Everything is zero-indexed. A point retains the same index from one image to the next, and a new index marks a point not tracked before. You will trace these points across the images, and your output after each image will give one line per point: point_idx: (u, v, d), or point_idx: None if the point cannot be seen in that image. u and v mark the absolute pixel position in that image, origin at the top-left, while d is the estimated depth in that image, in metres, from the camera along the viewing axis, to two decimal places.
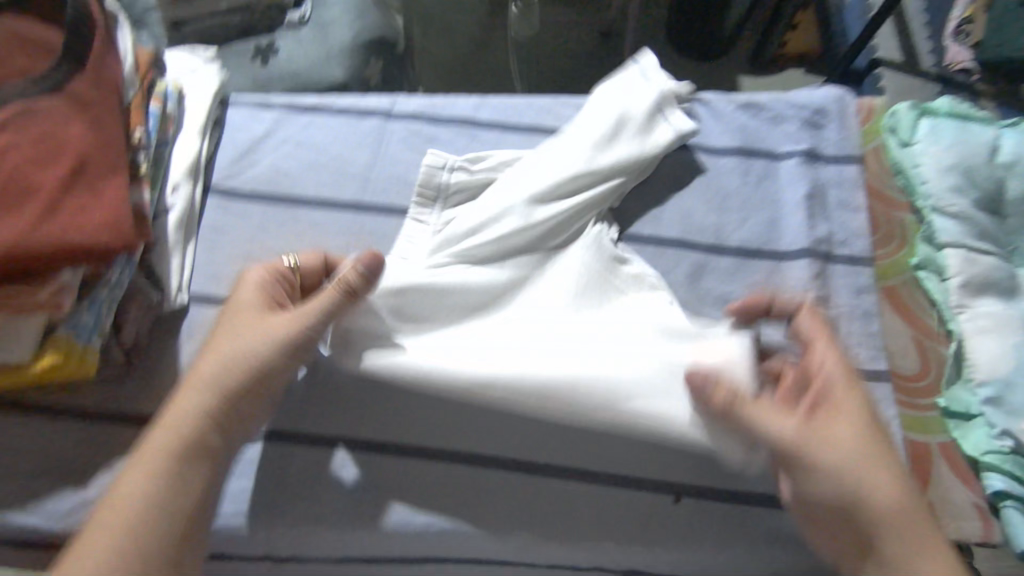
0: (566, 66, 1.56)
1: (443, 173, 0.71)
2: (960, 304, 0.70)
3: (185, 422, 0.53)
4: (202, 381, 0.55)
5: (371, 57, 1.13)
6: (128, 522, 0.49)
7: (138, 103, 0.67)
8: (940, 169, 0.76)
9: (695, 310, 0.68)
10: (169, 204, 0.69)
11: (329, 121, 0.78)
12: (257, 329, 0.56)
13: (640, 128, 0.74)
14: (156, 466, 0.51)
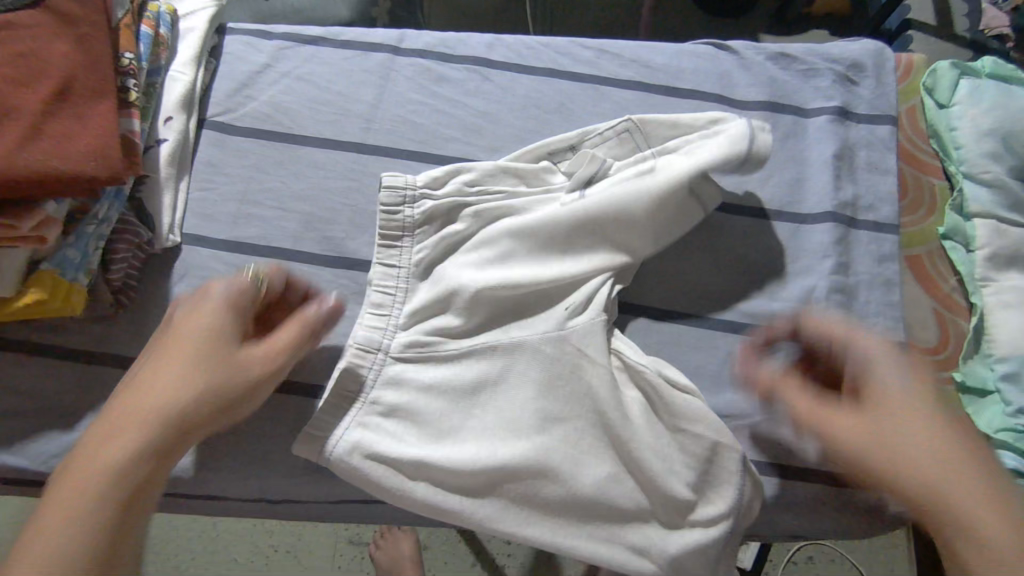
0: (581, 13, 1.49)
1: (406, 206, 0.62)
2: (985, 277, 0.67)
3: (155, 402, 0.46)
4: (183, 359, 0.47)
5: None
6: (105, 475, 0.42)
7: (128, 24, 0.61)
8: (978, 132, 0.71)
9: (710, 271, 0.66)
10: (162, 136, 0.65)
11: (332, 54, 0.74)
12: (238, 340, 0.50)
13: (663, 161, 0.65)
14: (134, 436, 0.44)
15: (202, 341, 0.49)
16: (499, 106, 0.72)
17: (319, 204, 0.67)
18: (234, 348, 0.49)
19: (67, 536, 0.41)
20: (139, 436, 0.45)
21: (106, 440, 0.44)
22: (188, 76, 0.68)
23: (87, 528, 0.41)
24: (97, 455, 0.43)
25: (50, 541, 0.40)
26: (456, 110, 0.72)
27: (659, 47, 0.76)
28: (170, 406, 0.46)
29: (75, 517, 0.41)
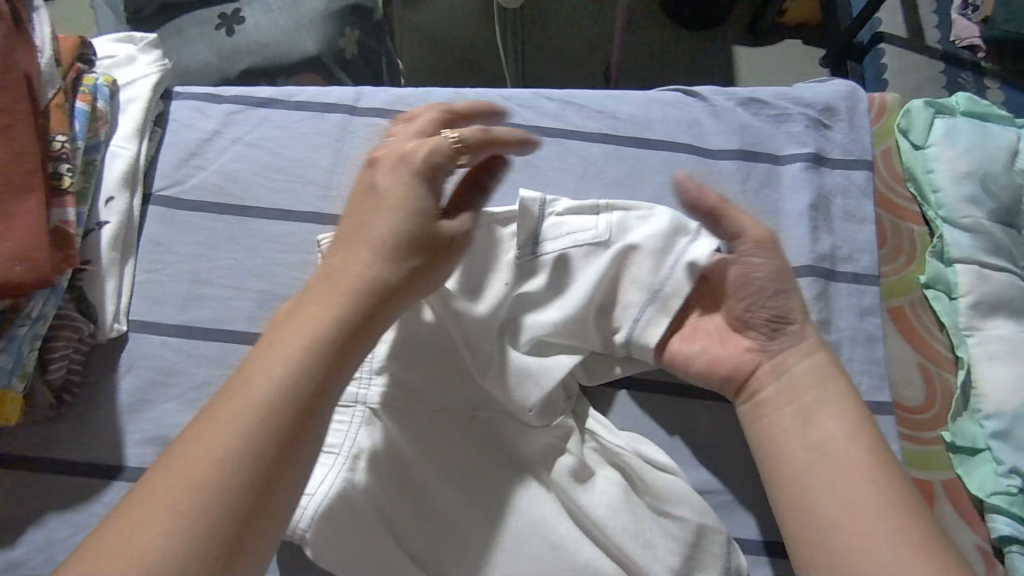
0: (555, 36, 1.46)
1: None
2: (969, 326, 0.65)
3: (318, 343, 0.46)
4: (324, 315, 0.48)
5: (346, 28, 1.04)
6: (247, 431, 0.42)
7: (60, 103, 0.58)
8: (956, 175, 0.70)
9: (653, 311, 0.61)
10: (103, 218, 0.61)
11: (286, 116, 0.70)
12: (357, 262, 0.51)
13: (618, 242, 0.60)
14: (278, 378, 0.44)
15: (377, 253, 0.51)
16: None
17: (276, 281, 0.64)
18: (392, 276, 0.51)
19: (229, 492, 0.40)
20: (319, 360, 0.46)
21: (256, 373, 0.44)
22: (130, 151, 0.64)
23: (238, 482, 0.41)
24: (246, 398, 0.43)
25: (183, 480, 0.40)
26: None
27: (627, 96, 0.73)
28: (331, 318, 0.48)
29: (236, 471, 0.41)
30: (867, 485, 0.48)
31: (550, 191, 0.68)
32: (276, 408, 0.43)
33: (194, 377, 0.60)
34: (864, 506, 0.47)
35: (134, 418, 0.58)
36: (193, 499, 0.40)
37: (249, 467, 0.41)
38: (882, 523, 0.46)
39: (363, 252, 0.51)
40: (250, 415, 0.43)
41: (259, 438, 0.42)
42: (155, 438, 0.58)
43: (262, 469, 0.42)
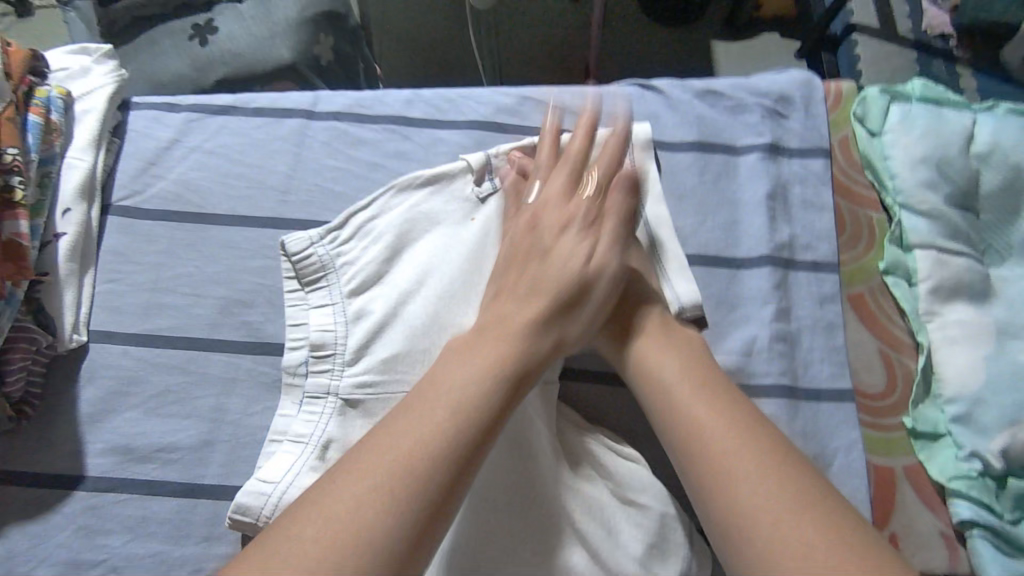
0: (533, 36, 1.46)
1: (315, 248, 0.62)
2: (929, 312, 0.65)
3: (529, 335, 0.50)
4: (507, 312, 0.51)
5: (320, 35, 1.04)
6: (451, 408, 0.43)
7: (10, 117, 0.58)
8: (912, 161, 0.70)
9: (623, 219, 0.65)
10: (60, 230, 0.61)
11: (244, 123, 0.70)
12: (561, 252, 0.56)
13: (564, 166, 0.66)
14: (489, 360, 0.47)
15: (569, 289, 0.54)
16: (419, 167, 0.69)
17: (235, 287, 0.64)
18: (565, 291, 0.53)
19: (426, 480, 0.39)
20: (528, 358, 0.49)
21: (449, 394, 0.44)
22: (87, 162, 0.64)
23: (458, 449, 0.41)
24: (440, 381, 0.45)
25: (388, 452, 0.40)
26: (376, 174, 0.69)
27: (584, 92, 0.73)
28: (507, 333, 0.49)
29: (432, 450, 0.41)
30: (755, 480, 0.41)
31: None
32: (484, 392, 0.45)
33: (155, 386, 0.60)
34: (711, 437, 0.44)
35: (96, 429, 0.58)
36: (397, 477, 0.39)
37: (447, 460, 0.41)
38: (761, 490, 0.41)
39: (541, 297, 0.52)
40: (455, 395, 0.44)
41: (471, 420, 0.43)
42: (114, 447, 0.58)
43: (480, 430, 0.43)
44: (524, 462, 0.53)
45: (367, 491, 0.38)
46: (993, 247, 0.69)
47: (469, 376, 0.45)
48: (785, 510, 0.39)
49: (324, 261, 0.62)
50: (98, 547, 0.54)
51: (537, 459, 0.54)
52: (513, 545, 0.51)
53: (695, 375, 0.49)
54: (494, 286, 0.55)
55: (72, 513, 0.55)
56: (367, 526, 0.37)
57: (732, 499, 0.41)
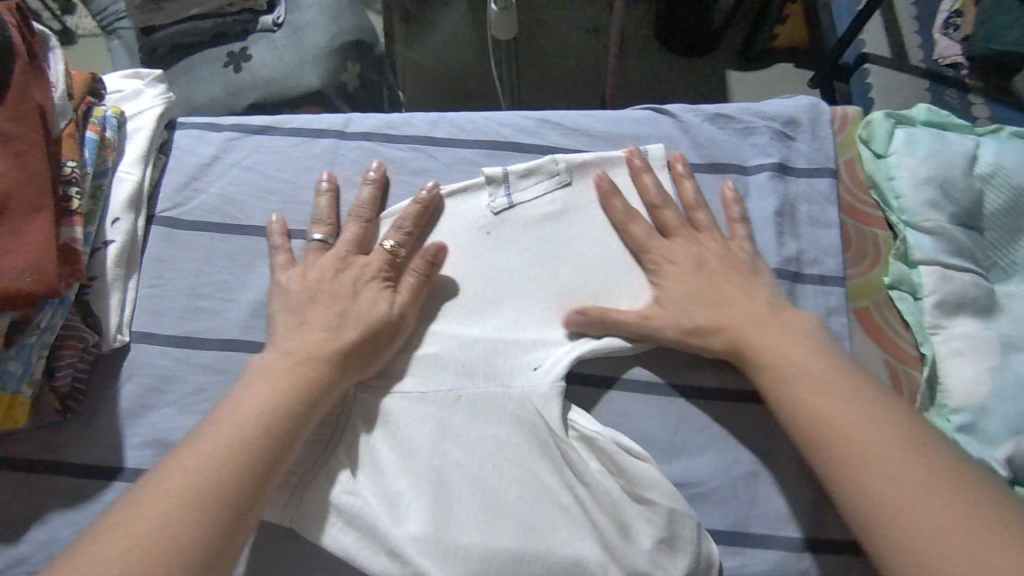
0: (551, 66, 1.52)
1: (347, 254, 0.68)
2: (934, 325, 0.67)
3: (286, 389, 0.55)
4: (298, 356, 0.57)
5: (347, 66, 1.10)
6: (215, 460, 0.49)
7: (70, 133, 0.63)
8: (916, 181, 0.73)
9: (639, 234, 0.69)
10: (109, 237, 0.66)
11: (281, 142, 0.75)
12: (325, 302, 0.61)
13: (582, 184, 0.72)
14: (248, 417, 0.52)
15: (355, 336, 0.60)
16: (442, 182, 0.73)
17: (268, 293, 0.68)
18: (342, 344, 0.59)
19: (185, 526, 0.46)
20: (285, 418, 0.53)
21: (211, 438, 0.51)
22: (135, 176, 0.69)
23: (218, 494, 0.48)
24: (207, 441, 0.50)
25: (164, 502, 0.46)
26: (402, 189, 0.73)
27: (599, 115, 0.77)
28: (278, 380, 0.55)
29: (220, 472, 0.49)
30: (888, 475, 0.50)
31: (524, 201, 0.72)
32: (260, 445, 0.51)
33: (193, 383, 0.64)
34: (870, 445, 0.52)
35: (136, 422, 0.62)
36: (177, 512, 0.46)
37: (221, 503, 0.47)
38: (920, 493, 0.49)
39: (347, 332, 0.60)
40: (219, 449, 0.50)
41: (224, 483, 0.48)
42: (153, 440, 0.61)
43: (246, 482, 0.49)
44: (513, 445, 0.58)
45: (157, 500, 0.46)
46: (998, 264, 0.71)
47: (246, 427, 0.51)
48: (946, 512, 0.47)
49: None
50: None
51: (557, 460, 0.58)
52: (493, 519, 0.55)
53: (845, 384, 0.56)
54: (290, 326, 0.60)
55: (112, 501, 0.59)
56: (183, 535, 0.45)
57: (882, 507, 0.49)
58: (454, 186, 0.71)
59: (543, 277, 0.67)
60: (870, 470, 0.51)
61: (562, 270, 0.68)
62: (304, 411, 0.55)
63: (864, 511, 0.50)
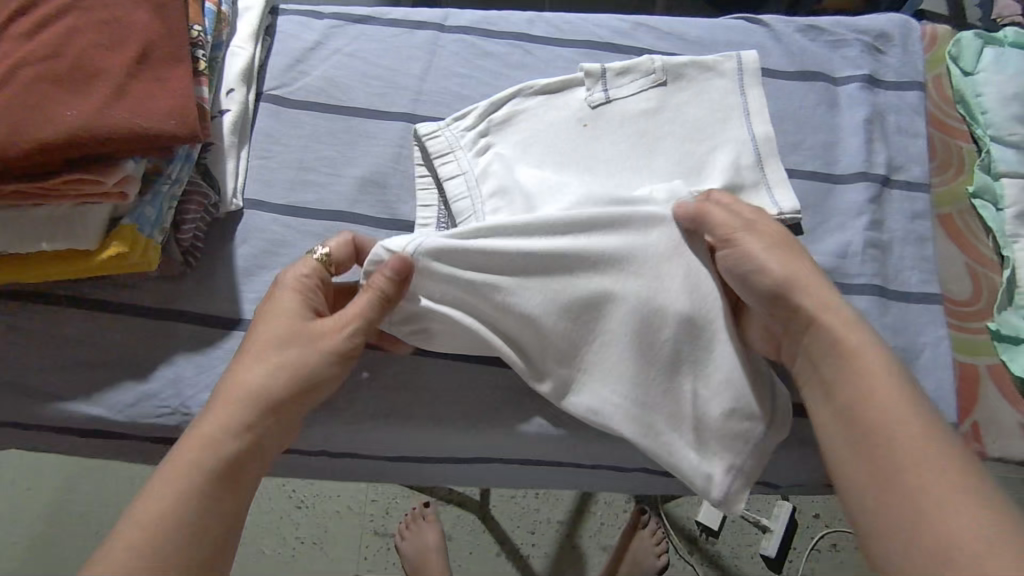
0: None
1: (446, 130, 0.69)
2: (1015, 233, 0.69)
3: (297, 318, 0.54)
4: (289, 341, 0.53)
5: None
6: (234, 409, 0.50)
7: (196, 0, 0.65)
8: (1003, 98, 0.74)
9: (731, 137, 0.69)
10: (225, 107, 0.69)
11: (380, 33, 0.77)
12: (295, 326, 0.53)
13: (679, 82, 0.72)
14: (271, 336, 0.53)
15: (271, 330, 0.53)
16: (539, 77, 0.75)
17: (372, 170, 0.70)
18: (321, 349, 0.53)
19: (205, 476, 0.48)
20: (300, 348, 0.53)
21: (195, 431, 0.49)
22: (248, 51, 0.71)
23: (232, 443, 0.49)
24: (249, 360, 0.52)
25: (189, 451, 0.48)
26: (499, 81, 0.75)
27: (693, 22, 0.79)
28: (247, 390, 0.51)
29: (227, 431, 0.49)
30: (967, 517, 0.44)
31: None
32: (280, 364, 0.52)
33: (303, 249, 0.67)
34: (903, 451, 0.47)
35: (250, 280, 0.65)
36: (196, 469, 0.48)
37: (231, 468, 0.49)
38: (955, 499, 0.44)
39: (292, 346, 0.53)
40: (247, 372, 0.52)
41: (240, 413, 0.50)
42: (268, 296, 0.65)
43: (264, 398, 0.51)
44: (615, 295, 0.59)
45: (222, 400, 0.51)
46: None
47: (272, 354, 0.52)
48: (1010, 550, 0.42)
49: (451, 142, 0.68)
50: None
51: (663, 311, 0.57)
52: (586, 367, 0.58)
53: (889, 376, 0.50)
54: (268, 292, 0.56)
55: (231, 348, 0.63)
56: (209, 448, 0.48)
57: (934, 520, 0.44)
58: (555, 82, 0.72)
59: (638, 167, 0.68)
60: (923, 477, 0.46)
61: (659, 163, 0.68)
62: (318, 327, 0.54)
63: (900, 506, 0.46)
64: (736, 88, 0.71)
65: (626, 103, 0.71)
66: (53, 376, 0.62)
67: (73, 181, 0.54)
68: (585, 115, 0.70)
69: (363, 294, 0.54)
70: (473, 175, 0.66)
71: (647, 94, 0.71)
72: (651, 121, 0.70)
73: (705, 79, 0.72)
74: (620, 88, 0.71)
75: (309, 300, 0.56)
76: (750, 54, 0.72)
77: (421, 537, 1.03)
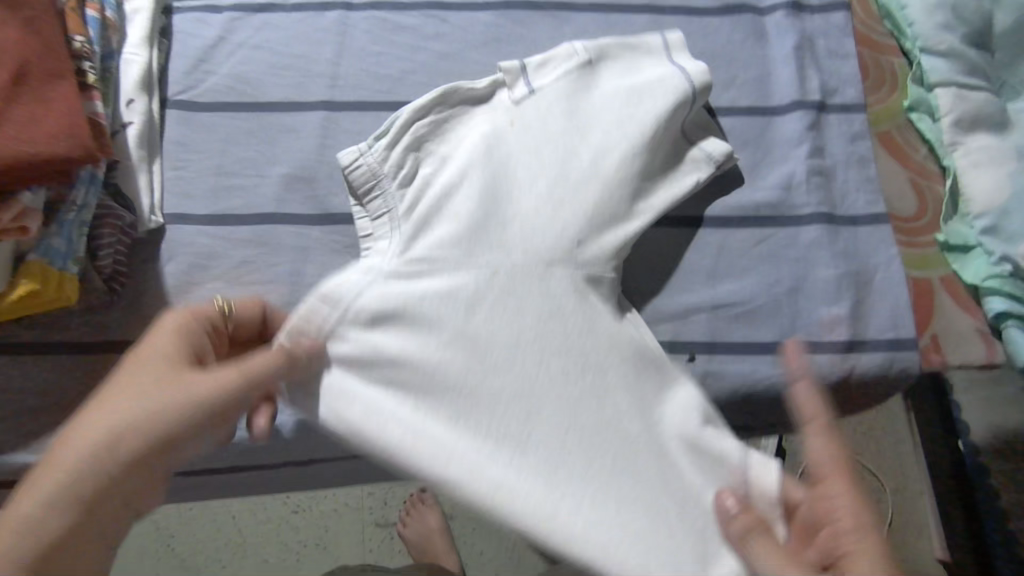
0: None
1: (364, 158, 0.61)
2: (953, 141, 0.68)
3: (175, 372, 0.48)
4: (161, 399, 0.47)
5: None
6: (96, 448, 0.46)
7: (73, 8, 0.60)
8: (928, 7, 0.73)
9: (671, 119, 0.64)
10: (127, 119, 0.64)
11: (285, 19, 0.72)
12: (161, 387, 0.47)
13: (605, 66, 0.66)
14: (144, 385, 0.47)
15: (154, 382, 0.47)
16: (459, 46, 0.72)
17: (297, 165, 0.66)
18: (218, 402, 0.48)
19: (53, 512, 0.45)
20: (173, 410, 0.47)
21: (52, 458, 0.46)
22: (143, 57, 0.66)
23: (89, 483, 0.46)
24: (118, 398, 0.47)
25: (60, 458, 0.46)
26: (418, 55, 0.71)
27: None
28: (151, 360, 0.48)
29: (88, 469, 0.46)
30: None
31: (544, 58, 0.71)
32: (164, 425, 0.47)
33: (235, 258, 0.63)
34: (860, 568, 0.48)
35: (183, 298, 0.62)
36: (59, 482, 0.45)
37: (110, 496, 0.47)
38: None
39: (163, 412, 0.47)
40: (119, 418, 0.46)
41: (115, 479, 0.46)
42: None
43: (143, 449, 0.46)
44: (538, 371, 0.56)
45: (82, 437, 0.46)
46: (1009, 83, 0.71)
47: (139, 408, 0.47)
48: None
49: (374, 169, 0.61)
50: None
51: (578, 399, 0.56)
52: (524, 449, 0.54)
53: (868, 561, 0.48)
54: (155, 331, 0.50)
55: None
56: (82, 472, 0.46)
57: None
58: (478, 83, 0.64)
59: (570, 154, 0.62)
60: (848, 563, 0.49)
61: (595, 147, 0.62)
62: (209, 386, 0.48)
63: None
64: (665, 61, 0.67)
65: (552, 91, 0.64)
66: None
67: None
68: (511, 109, 0.63)
69: (275, 354, 0.51)
70: (400, 213, 0.60)
71: (576, 80, 0.65)
72: (584, 111, 0.64)
73: (636, 61, 0.67)
74: (546, 78, 0.65)
75: (191, 343, 0.51)
76: (676, 34, 0.68)
77: (422, 521, 1.03)
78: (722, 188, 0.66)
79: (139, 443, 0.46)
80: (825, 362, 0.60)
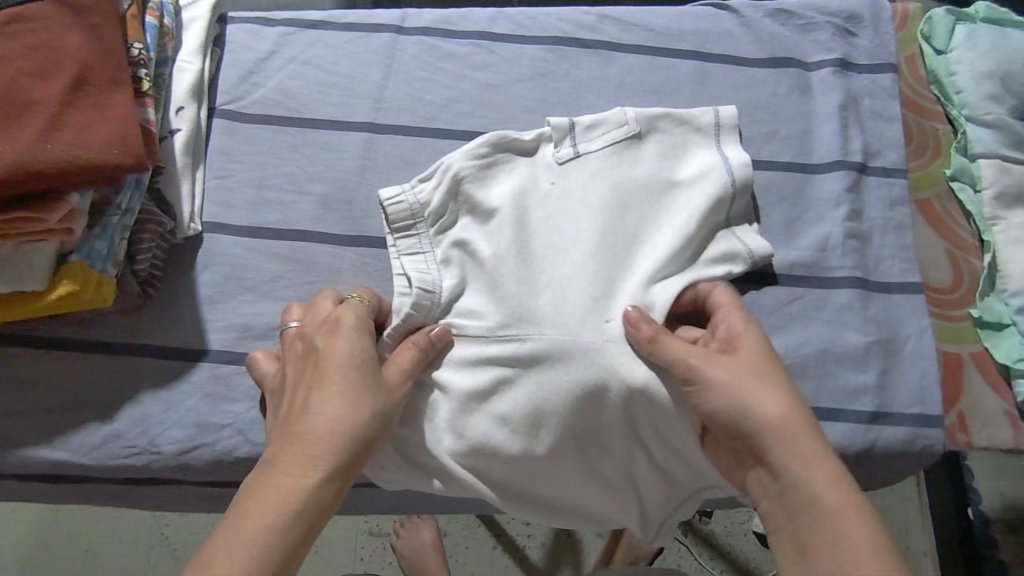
0: None
1: (405, 195, 0.63)
2: (994, 215, 0.68)
3: (360, 373, 0.52)
4: (354, 385, 0.51)
5: None
6: (289, 498, 0.46)
7: (134, 14, 0.61)
8: (977, 76, 0.72)
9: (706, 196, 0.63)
10: (175, 126, 0.65)
11: (336, 38, 0.74)
12: (351, 397, 0.51)
13: (655, 135, 0.66)
14: (339, 390, 0.51)
15: (344, 387, 0.51)
16: (505, 78, 0.72)
17: (335, 184, 0.67)
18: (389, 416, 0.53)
19: (266, 547, 0.44)
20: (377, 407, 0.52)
21: (259, 488, 0.46)
22: (195, 66, 0.68)
23: (301, 510, 0.46)
24: (320, 410, 0.50)
25: (253, 524, 0.45)
26: (462, 83, 0.72)
27: (660, 11, 0.76)
28: (337, 439, 0.49)
29: (297, 507, 0.46)
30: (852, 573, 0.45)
31: (588, 97, 0.72)
32: (365, 426, 0.50)
33: (267, 272, 0.64)
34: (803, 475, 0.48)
35: (214, 308, 0.62)
36: (257, 550, 0.44)
37: (299, 536, 0.46)
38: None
39: (361, 412, 0.51)
40: (330, 434, 0.49)
41: (303, 513, 0.46)
42: (236, 324, 0.62)
43: (341, 470, 0.49)
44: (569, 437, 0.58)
45: (300, 441, 0.48)
46: None
47: (339, 414, 0.50)
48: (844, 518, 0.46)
49: (414, 209, 0.63)
50: (225, 412, 0.59)
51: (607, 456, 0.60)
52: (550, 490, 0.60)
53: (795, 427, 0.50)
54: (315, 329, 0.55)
55: (199, 382, 0.60)
56: (286, 505, 0.46)
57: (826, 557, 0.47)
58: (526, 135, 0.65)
59: (611, 225, 0.62)
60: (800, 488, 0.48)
61: (629, 223, 0.63)
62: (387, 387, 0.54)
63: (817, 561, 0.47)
64: (712, 144, 0.67)
65: (596, 154, 0.65)
66: (9, 423, 0.59)
67: (13, 221, 0.51)
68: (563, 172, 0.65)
69: (410, 346, 0.57)
70: (435, 257, 0.62)
71: (620, 149, 0.65)
72: (621, 177, 0.64)
73: (685, 131, 0.67)
74: (590, 138, 0.65)
75: (368, 339, 0.54)
76: (728, 109, 0.67)
77: (416, 534, 1.02)
78: (756, 280, 0.64)
79: (330, 504, 0.48)
80: (846, 430, 0.60)
